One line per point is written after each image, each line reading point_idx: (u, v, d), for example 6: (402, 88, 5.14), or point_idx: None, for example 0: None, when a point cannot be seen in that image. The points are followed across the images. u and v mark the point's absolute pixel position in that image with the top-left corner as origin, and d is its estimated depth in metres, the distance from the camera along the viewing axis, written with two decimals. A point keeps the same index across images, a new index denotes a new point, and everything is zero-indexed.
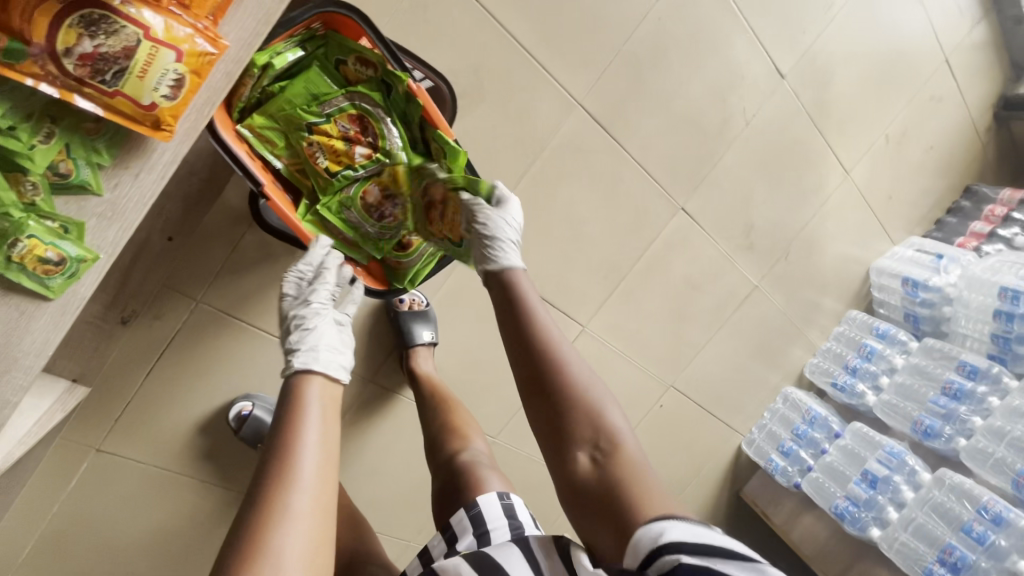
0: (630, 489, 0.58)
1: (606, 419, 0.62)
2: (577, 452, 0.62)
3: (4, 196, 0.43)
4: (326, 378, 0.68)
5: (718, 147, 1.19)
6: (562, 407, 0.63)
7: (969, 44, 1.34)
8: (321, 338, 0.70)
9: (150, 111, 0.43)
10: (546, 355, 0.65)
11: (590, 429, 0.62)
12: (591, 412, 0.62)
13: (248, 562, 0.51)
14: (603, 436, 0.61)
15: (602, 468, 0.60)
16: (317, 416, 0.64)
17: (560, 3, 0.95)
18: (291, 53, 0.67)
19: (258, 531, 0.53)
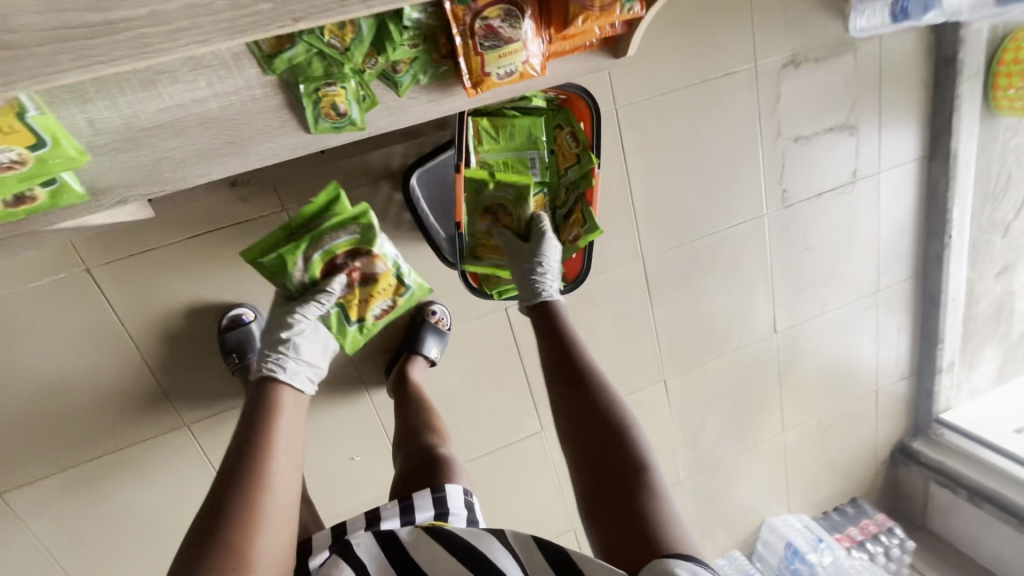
0: (633, 492, 0.70)
1: (627, 445, 0.75)
2: (607, 466, 0.74)
3: (354, 56, 0.57)
4: (294, 389, 0.93)
5: (710, 353, 1.44)
6: (589, 429, 0.79)
7: (894, 390, 1.72)
8: (299, 354, 0.96)
9: (482, 75, 0.60)
10: (587, 385, 0.82)
11: (612, 451, 0.75)
12: (614, 439, 0.76)
13: (258, 476, 0.77)
14: (623, 458, 0.74)
15: (615, 481, 0.72)
16: (288, 417, 0.88)
17: (671, 187, 1.23)
18: (538, 102, 0.91)
19: (259, 461, 0.78)
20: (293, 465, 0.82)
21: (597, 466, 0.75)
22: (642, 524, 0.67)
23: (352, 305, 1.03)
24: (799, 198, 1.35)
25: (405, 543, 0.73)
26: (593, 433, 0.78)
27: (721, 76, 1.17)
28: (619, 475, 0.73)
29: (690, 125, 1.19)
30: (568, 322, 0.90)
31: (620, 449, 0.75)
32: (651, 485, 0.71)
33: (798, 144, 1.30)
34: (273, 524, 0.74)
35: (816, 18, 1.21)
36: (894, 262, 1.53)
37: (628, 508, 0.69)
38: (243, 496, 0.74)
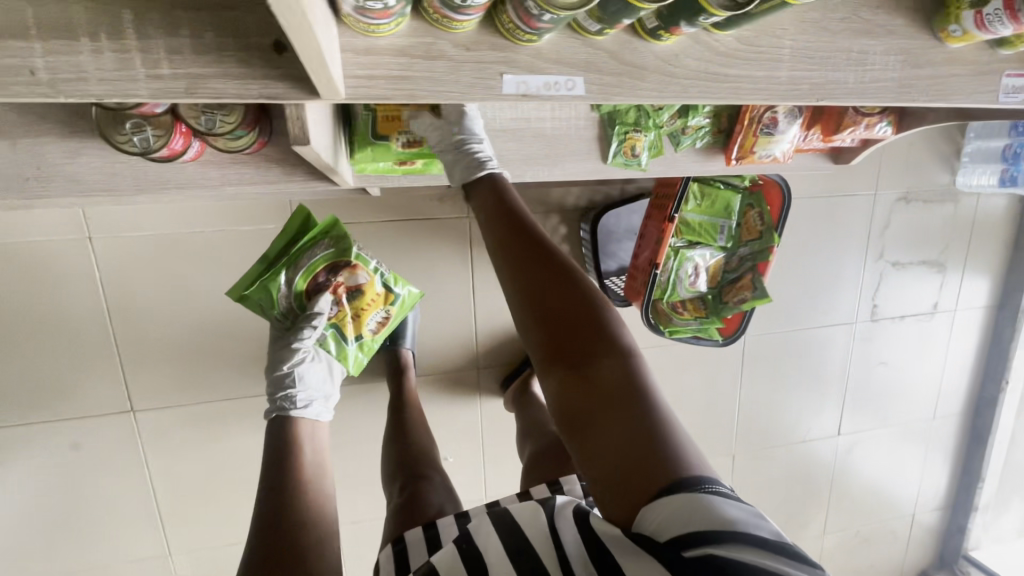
0: (629, 410, 0.53)
1: (604, 346, 0.56)
2: (588, 380, 0.55)
3: (664, 115, 0.70)
4: (308, 420, 0.91)
5: (778, 439, 1.51)
6: (550, 332, 0.56)
7: (927, 519, 1.78)
8: (308, 382, 0.94)
9: (747, 151, 0.73)
10: (545, 266, 0.57)
11: (589, 359, 0.56)
12: (587, 343, 0.56)
13: (294, 496, 0.76)
14: (605, 363, 0.56)
15: (605, 402, 0.54)
16: (308, 446, 0.87)
17: (783, 280, 1.36)
18: (739, 180, 0.94)
19: (291, 484, 0.77)
20: (323, 496, 0.79)
21: (578, 383, 0.55)
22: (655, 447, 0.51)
23: (345, 324, 0.99)
24: (885, 314, 1.48)
25: (473, 539, 0.61)
26: (559, 347, 0.56)
27: (847, 195, 1.34)
28: (600, 386, 0.55)
29: (813, 230, 1.34)
30: (506, 184, 0.62)
31: (598, 353, 0.56)
32: (640, 387, 0.55)
33: (895, 268, 1.45)
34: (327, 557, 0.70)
35: (933, 167, 1.39)
36: (950, 394, 1.65)
37: (635, 433, 0.52)
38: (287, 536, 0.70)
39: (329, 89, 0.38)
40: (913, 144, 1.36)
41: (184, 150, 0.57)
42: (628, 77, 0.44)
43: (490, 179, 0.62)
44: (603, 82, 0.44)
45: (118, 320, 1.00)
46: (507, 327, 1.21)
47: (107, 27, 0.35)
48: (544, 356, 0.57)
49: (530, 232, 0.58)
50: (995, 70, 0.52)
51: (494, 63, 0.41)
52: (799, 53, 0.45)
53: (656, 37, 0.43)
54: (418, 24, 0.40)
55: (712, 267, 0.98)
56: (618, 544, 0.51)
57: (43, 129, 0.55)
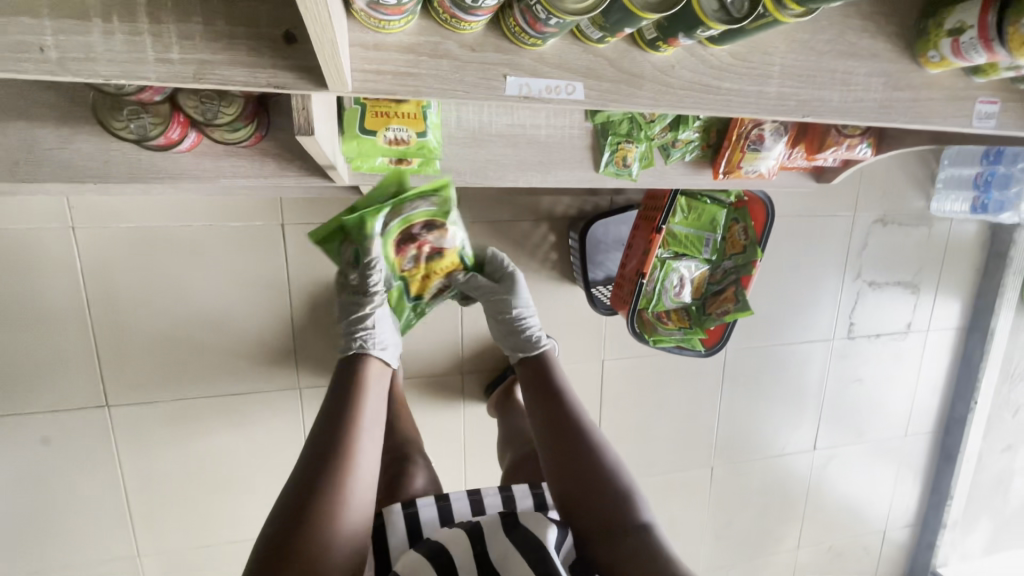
0: (633, 549, 0.65)
1: (618, 496, 0.70)
2: (600, 520, 0.68)
3: (655, 127, 0.72)
4: (381, 362, 0.76)
5: (756, 452, 1.54)
6: (573, 476, 0.71)
7: (898, 535, 1.81)
8: (383, 330, 0.77)
9: (735, 166, 0.76)
10: (572, 425, 0.74)
11: (602, 504, 0.69)
12: (602, 491, 0.70)
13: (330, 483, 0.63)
14: (613, 508, 0.69)
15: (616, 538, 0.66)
16: (373, 399, 0.71)
17: (765, 295, 1.40)
18: (725, 195, 0.97)
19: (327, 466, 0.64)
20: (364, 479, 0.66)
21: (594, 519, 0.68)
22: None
23: (414, 281, 0.82)
24: (862, 333, 1.52)
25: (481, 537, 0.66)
26: (582, 492, 0.70)
27: (827, 216, 1.39)
28: (610, 526, 0.68)
29: (795, 247, 1.38)
30: (550, 359, 0.83)
31: (611, 501, 0.69)
32: (642, 530, 0.67)
33: (872, 288, 1.49)
34: (356, 516, 0.64)
35: (909, 191, 1.44)
36: (921, 413, 1.69)
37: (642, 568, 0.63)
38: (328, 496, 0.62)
39: (337, 80, 0.39)
40: (891, 168, 1.41)
41: (180, 140, 0.57)
42: (626, 84, 0.45)
43: (541, 356, 0.83)
44: (602, 89, 0.45)
45: (98, 312, 0.98)
46: (494, 333, 1.21)
47: (120, 10, 0.35)
48: (568, 497, 0.71)
49: (567, 405, 0.77)
50: (970, 96, 0.54)
51: (497, 65, 0.42)
52: (788, 70, 0.47)
53: (655, 48, 0.44)
54: (425, 23, 0.41)
55: (697, 279, 1.00)
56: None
57: (38, 113, 0.54)
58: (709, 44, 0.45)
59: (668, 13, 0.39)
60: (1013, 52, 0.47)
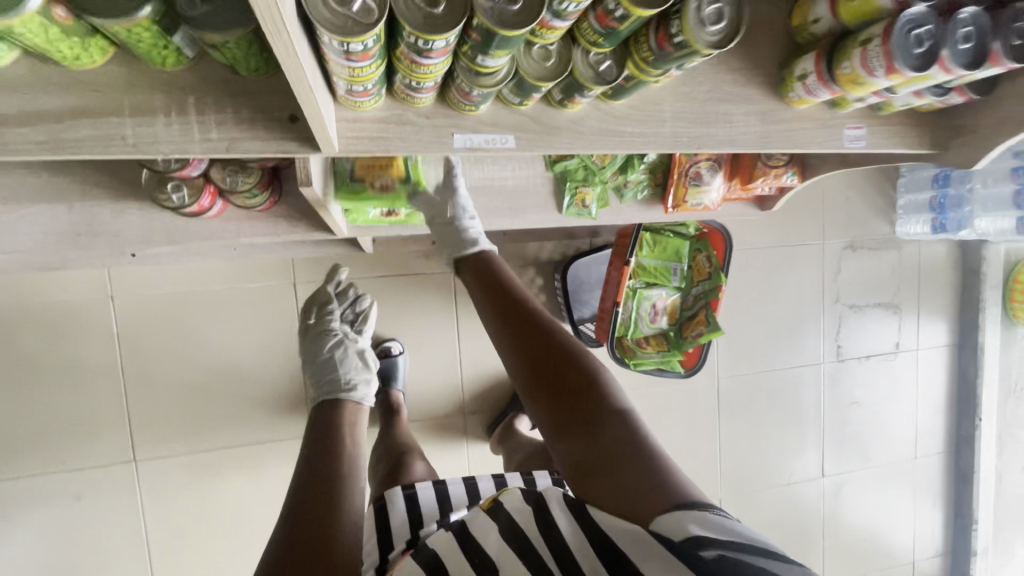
0: (628, 451, 0.55)
1: (596, 393, 0.59)
2: (585, 424, 0.58)
3: (607, 172, 0.84)
4: (355, 401, 0.82)
5: (765, 482, 1.54)
6: (542, 386, 0.60)
7: (929, 568, 1.74)
8: (350, 365, 0.87)
9: (680, 201, 0.87)
10: (534, 330, 0.62)
11: (578, 405, 0.59)
12: (577, 391, 0.59)
13: (320, 496, 0.62)
14: (592, 408, 0.58)
15: (601, 442, 0.56)
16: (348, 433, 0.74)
17: (749, 323, 1.47)
18: (687, 228, 1.07)
19: (314, 482, 0.64)
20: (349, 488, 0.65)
21: (571, 426, 0.58)
22: (651, 477, 0.53)
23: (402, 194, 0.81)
24: (850, 355, 1.57)
25: (471, 538, 0.57)
26: (556, 394, 0.59)
27: (797, 245, 1.49)
28: (593, 427, 0.57)
29: (771, 276, 1.47)
30: (500, 258, 0.69)
31: (590, 399, 0.59)
32: (627, 429, 0.57)
33: (853, 311, 1.56)
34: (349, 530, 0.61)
35: (871, 218, 1.55)
36: (928, 434, 1.69)
37: (633, 468, 0.54)
38: (321, 493, 0.63)
39: (326, 142, 0.51)
40: (850, 198, 1.52)
41: (210, 208, 0.71)
42: (546, 133, 0.57)
43: (480, 255, 0.69)
44: (528, 138, 0.57)
45: (131, 370, 1.09)
46: (491, 373, 1.29)
47: (175, 106, 0.48)
48: (539, 411, 0.60)
49: (518, 300, 0.64)
50: (839, 124, 0.66)
51: (447, 126, 0.55)
52: (679, 114, 0.59)
53: (564, 105, 0.57)
54: (390, 101, 0.54)
55: (669, 305, 1.09)
56: (628, 540, 0.49)
57: (98, 194, 0.68)
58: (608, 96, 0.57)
59: (560, 80, 0.52)
60: (842, 89, 0.59)
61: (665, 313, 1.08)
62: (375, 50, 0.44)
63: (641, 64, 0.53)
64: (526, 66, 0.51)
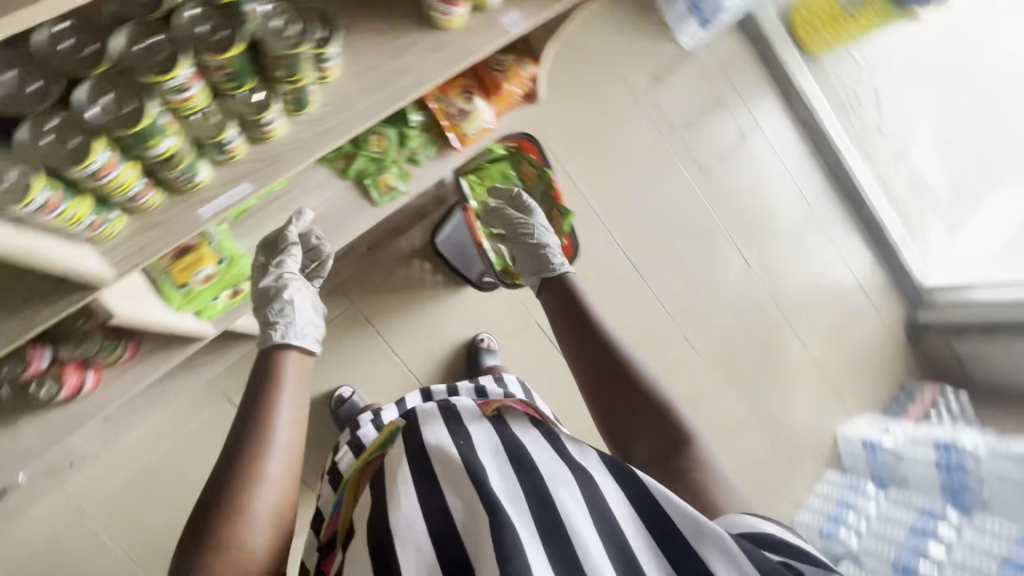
0: (690, 459, 0.73)
1: (669, 412, 0.77)
2: (658, 438, 0.76)
3: (391, 151, 0.94)
4: (303, 351, 0.77)
5: (708, 301, 1.71)
6: (619, 392, 0.80)
7: (874, 280, 1.97)
8: (296, 313, 0.81)
9: (463, 136, 0.98)
10: (615, 351, 0.83)
11: (656, 418, 0.77)
12: (654, 405, 0.77)
13: (244, 459, 0.63)
14: (667, 424, 0.76)
15: (673, 446, 0.74)
16: (288, 388, 0.71)
17: (615, 190, 1.61)
18: (499, 152, 1.19)
19: (243, 445, 0.64)
20: (282, 451, 0.65)
21: (646, 430, 0.76)
22: (714, 484, 0.69)
23: (218, 275, 0.85)
24: (711, 162, 1.74)
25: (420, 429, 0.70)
26: (632, 398, 0.79)
27: (612, 106, 1.63)
28: (665, 432, 0.75)
29: (608, 142, 1.61)
30: (576, 285, 0.92)
31: (661, 412, 0.77)
32: (700, 448, 0.74)
33: (690, 127, 1.72)
34: (275, 494, 0.63)
35: (657, 48, 1.70)
36: (808, 182, 1.90)
37: (701, 472, 0.71)
38: (248, 455, 0.63)
39: (106, 275, 0.62)
40: (630, 43, 1.67)
41: (83, 383, 0.83)
42: (266, 163, 0.73)
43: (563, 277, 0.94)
44: (259, 180, 0.73)
45: (139, 554, 1.13)
46: (440, 362, 1.39)
47: None
48: (618, 413, 0.79)
49: (600, 327, 0.86)
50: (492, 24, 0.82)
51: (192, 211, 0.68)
52: None
53: (262, 139, 0.73)
54: (135, 222, 0.67)
55: None
56: (700, 535, 0.55)
57: None
58: (291, 112, 0.74)
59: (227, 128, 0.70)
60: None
61: None
62: (58, 199, 0.57)
63: (288, 83, 0.70)
64: (204, 134, 0.69)
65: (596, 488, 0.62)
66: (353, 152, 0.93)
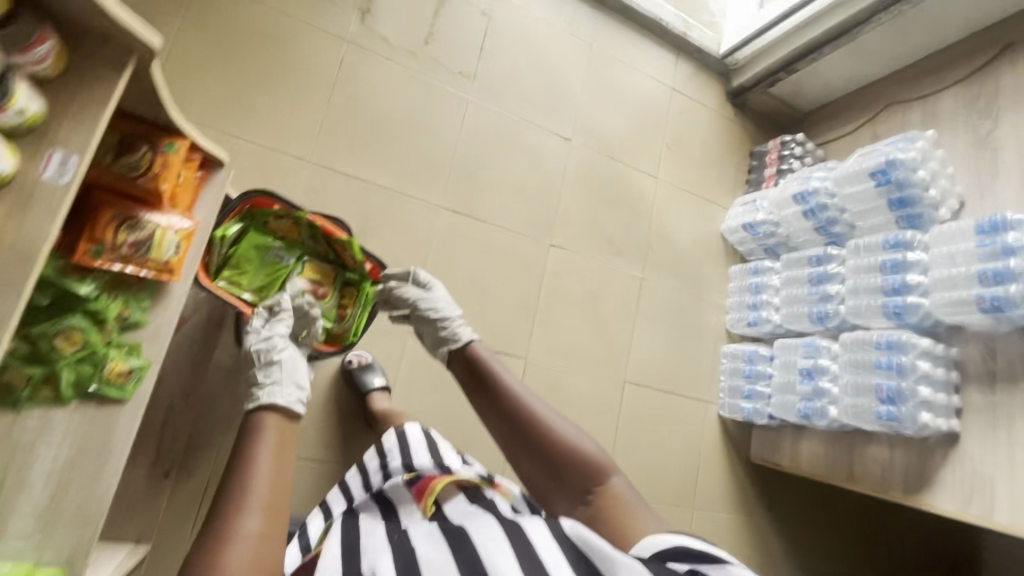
0: (608, 502, 0.80)
1: (585, 461, 0.84)
2: (577, 492, 0.83)
3: (94, 337, 0.74)
4: (280, 413, 0.79)
5: (552, 197, 1.63)
6: (535, 447, 0.87)
7: (682, 75, 1.93)
8: (282, 375, 0.85)
9: (166, 265, 0.78)
10: (526, 407, 0.89)
11: (577, 469, 0.84)
12: (574, 456, 0.84)
13: (225, 516, 0.65)
14: (586, 473, 0.83)
15: (590, 493, 0.82)
16: (266, 447, 0.73)
17: (400, 155, 1.43)
18: (235, 227, 0.96)
19: (224, 508, 0.66)
20: (266, 502, 0.67)
21: (566, 483, 0.84)
22: (631, 523, 0.77)
23: None
24: (472, 64, 1.56)
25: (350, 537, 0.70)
26: (549, 451, 0.86)
27: (337, 72, 1.38)
28: (583, 480, 0.83)
29: (358, 112, 1.39)
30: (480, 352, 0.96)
31: (579, 464, 0.84)
32: (617, 488, 0.82)
33: (429, 41, 1.51)
34: (248, 550, 0.62)
35: None
36: (575, 20, 1.75)
37: (616, 517, 0.78)
38: (229, 509, 0.65)
39: None
40: None
41: None
42: None
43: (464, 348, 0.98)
44: None
45: None
46: (346, 432, 1.27)
47: None
48: (539, 466, 0.86)
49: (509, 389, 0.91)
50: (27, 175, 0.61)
51: None
52: None
53: None
54: None
55: (313, 274, 1.04)
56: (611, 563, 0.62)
57: None
58: None
59: None
60: None
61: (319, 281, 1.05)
62: None
63: None
64: None
65: (525, 536, 0.65)
66: (51, 369, 0.73)
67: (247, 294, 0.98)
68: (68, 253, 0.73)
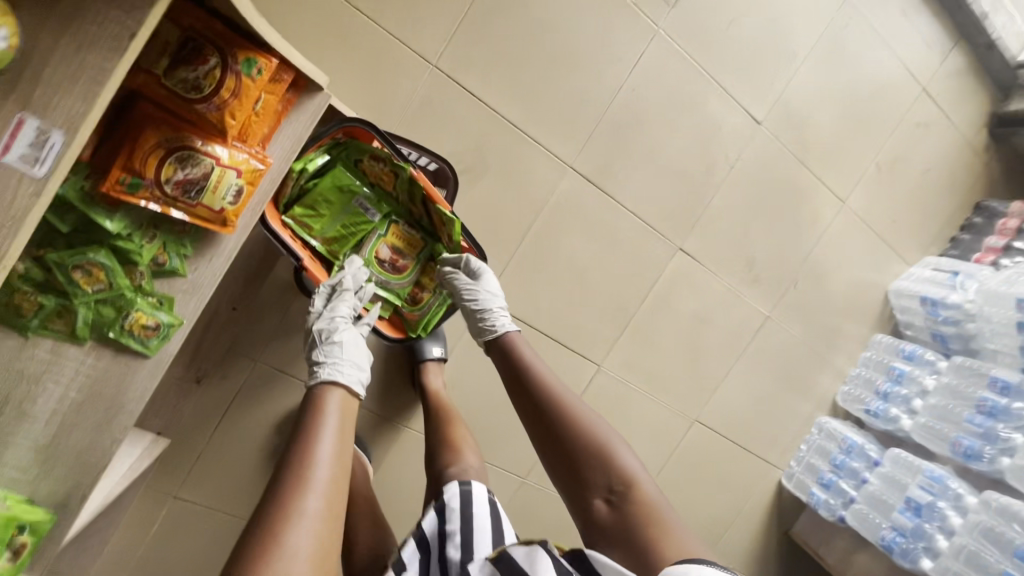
0: (635, 510, 0.68)
1: (611, 467, 0.73)
2: (594, 499, 0.71)
3: (121, 281, 0.65)
4: (345, 388, 0.73)
5: (705, 191, 1.28)
6: (558, 444, 0.77)
7: (945, 73, 1.40)
8: (342, 354, 0.77)
9: (219, 213, 0.66)
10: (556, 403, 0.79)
11: (602, 476, 0.72)
12: (602, 463, 0.73)
13: (289, 492, 0.58)
14: (613, 481, 0.72)
15: (614, 499, 0.70)
16: (332, 421, 0.67)
17: (545, 85, 1.12)
18: (320, 158, 0.83)
19: (285, 486, 0.58)
20: (334, 474, 0.61)
21: (585, 486, 0.73)
22: (665, 535, 0.65)
23: None
24: None
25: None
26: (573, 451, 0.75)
27: None
28: (606, 486, 0.72)
29: (516, 14, 1.06)
30: (517, 339, 0.88)
31: (603, 468, 0.73)
32: (646, 494, 0.70)
33: None
34: (312, 528, 0.55)
35: None
36: None
37: (641, 526, 0.66)
38: (288, 479, 0.59)
39: None
40: None
41: None
42: None
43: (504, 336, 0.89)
44: None
45: None
46: (386, 383, 1.16)
47: None
48: (559, 466, 0.76)
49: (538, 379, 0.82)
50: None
51: None
52: None
53: None
54: None
55: (391, 236, 0.92)
56: None
57: None
58: None
59: None
60: None
61: (395, 246, 0.93)
62: None
63: None
64: None
65: None
66: (67, 305, 0.64)
67: (315, 239, 0.87)
68: (99, 180, 0.61)
